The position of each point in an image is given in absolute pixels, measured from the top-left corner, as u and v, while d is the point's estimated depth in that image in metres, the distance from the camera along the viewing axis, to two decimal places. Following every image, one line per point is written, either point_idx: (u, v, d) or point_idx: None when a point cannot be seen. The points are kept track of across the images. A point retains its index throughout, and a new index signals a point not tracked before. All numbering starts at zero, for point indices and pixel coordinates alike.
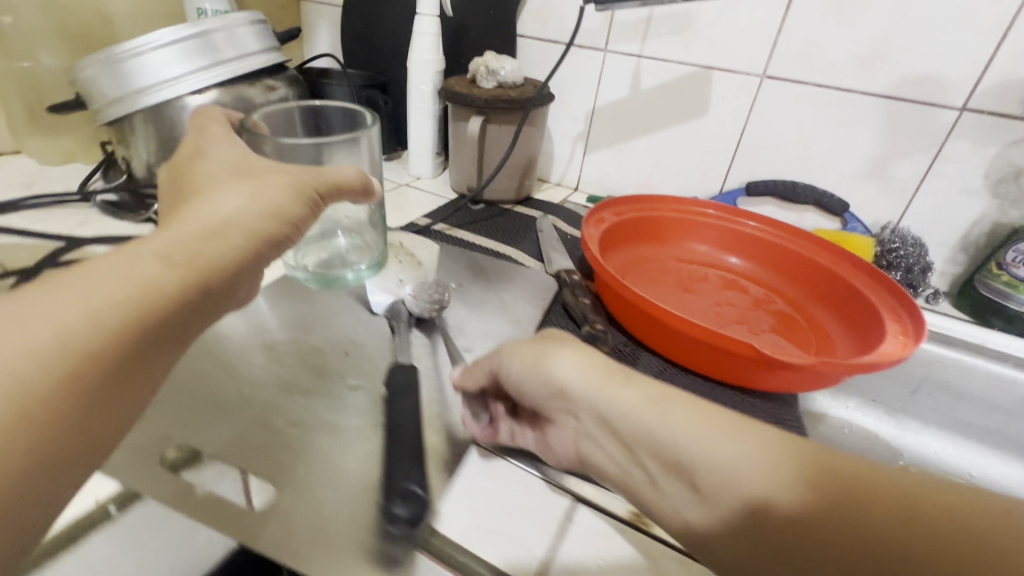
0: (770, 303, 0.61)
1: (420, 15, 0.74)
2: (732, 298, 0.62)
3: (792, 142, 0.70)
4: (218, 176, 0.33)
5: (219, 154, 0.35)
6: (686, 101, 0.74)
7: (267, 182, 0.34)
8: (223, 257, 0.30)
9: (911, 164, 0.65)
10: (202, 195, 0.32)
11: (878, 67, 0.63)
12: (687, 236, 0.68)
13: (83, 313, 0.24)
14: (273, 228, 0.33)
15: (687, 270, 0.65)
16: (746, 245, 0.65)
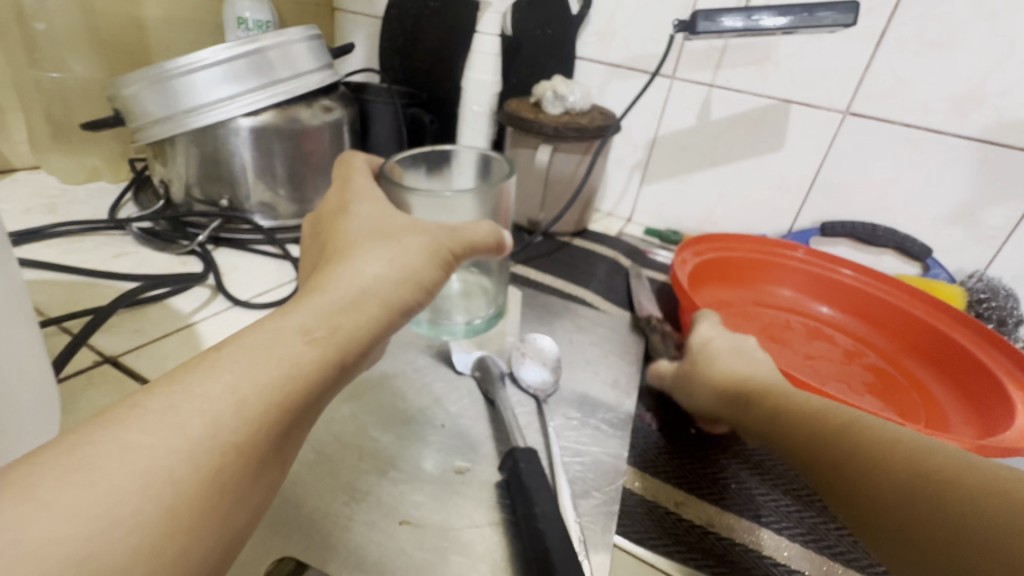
0: (860, 355, 0.57)
1: (481, 34, 0.69)
2: (821, 348, 0.57)
3: (872, 182, 0.67)
4: (359, 237, 0.28)
5: (362, 211, 0.31)
6: (759, 135, 0.71)
7: (404, 241, 0.28)
8: (366, 332, 0.25)
9: (1002, 212, 0.62)
10: (343, 260, 0.27)
11: (975, 109, 0.60)
12: (764, 279, 0.64)
13: (230, 401, 0.20)
14: (410, 298, 0.28)
15: (770, 316, 0.61)
16: (830, 290, 0.62)
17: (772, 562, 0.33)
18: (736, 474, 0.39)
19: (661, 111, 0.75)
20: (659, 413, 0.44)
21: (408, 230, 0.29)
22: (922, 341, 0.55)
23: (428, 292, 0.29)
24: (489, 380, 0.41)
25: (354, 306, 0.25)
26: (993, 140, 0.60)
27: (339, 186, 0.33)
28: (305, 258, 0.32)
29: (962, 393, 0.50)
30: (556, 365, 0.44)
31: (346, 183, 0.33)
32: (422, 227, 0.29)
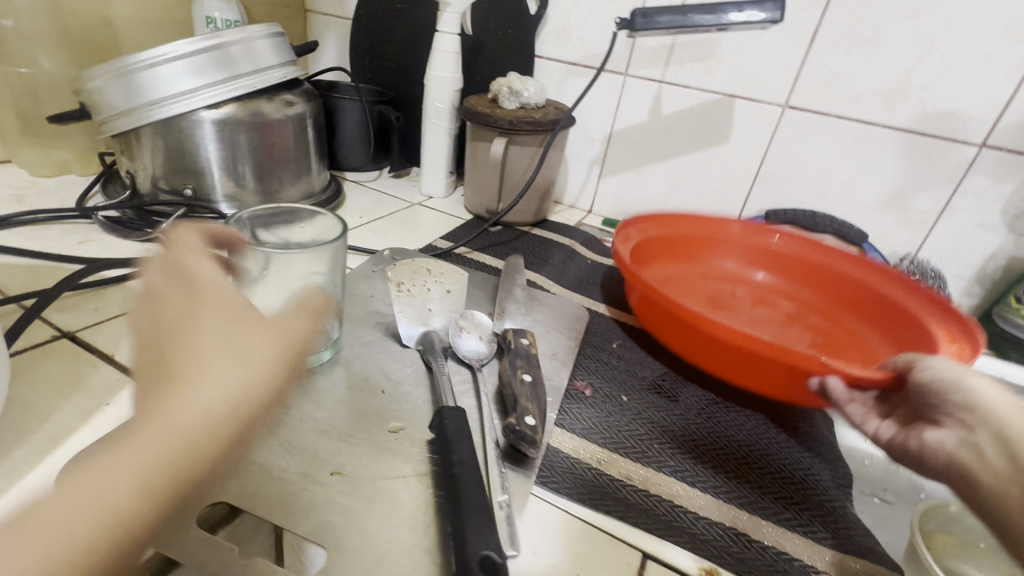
0: (802, 319, 0.60)
1: (441, 33, 0.72)
2: (767, 314, 0.60)
3: (812, 171, 0.71)
4: (197, 359, 0.25)
5: (209, 328, 0.27)
6: (707, 128, 0.74)
7: (248, 362, 0.25)
8: (210, 452, 0.22)
9: (928, 198, 0.66)
10: (177, 380, 0.24)
11: (901, 101, 0.63)
12: (713, 254, 0.68)
13: (50, 556, 0.18)
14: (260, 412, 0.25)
15: (717, 287, 0.64)
16: (776, 261, 0.66)
17: (681, 510, 0.36)
18: (657, 435, 0.43)
19: (617, 106, 0.79)
20: (593, 382, 0.47)
21: (253, 349, 0.26)
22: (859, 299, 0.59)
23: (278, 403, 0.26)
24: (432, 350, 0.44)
25: (194, 433, 0.22)
26: (918, 130, 0.64)
27: (176, 289, 0.29)
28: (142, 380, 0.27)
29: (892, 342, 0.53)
30: (492, 342, 0.46)
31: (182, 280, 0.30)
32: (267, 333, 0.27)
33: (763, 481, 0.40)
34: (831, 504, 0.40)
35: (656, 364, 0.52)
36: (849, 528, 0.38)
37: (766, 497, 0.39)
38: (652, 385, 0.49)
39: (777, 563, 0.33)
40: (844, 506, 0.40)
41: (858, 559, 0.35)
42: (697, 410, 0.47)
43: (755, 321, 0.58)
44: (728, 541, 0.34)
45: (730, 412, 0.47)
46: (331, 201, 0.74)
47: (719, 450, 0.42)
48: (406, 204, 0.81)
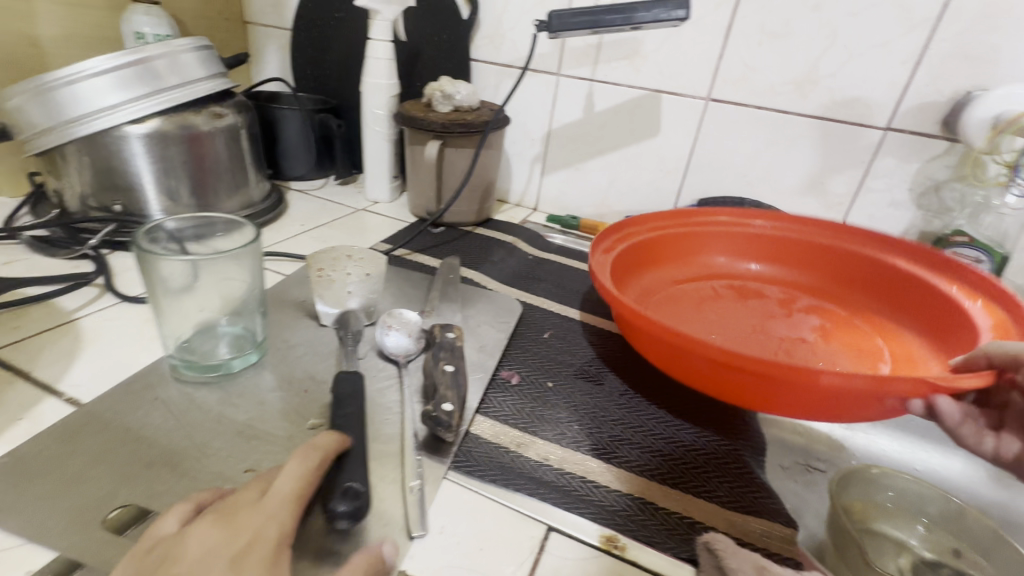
0: (798, 310, 0.61)
1: (373, 41, 0.74)
2: (762, 315, 0.59)
3: (736, 160, 0.74)
4: None
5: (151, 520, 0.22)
6: (638, 123, 0.77)
7: None
8: None
9: (843, 180, 0.70)
10: None
11: (811, 90, 0.67)
12: (685, 258, 0.65)
13: None
14: None
15: (694, 290, 0.63)
16: (763, 247, 0.65)
17: (592, 484, 0.37)
18: (580, 417, 0.44)
19: (552, 105, 0.81)
20: (522, 371, 0.49)
21: None
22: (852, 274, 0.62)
23: None
24: (345, 344, 0.46)
25: None
26: (828, 117, 0.67)
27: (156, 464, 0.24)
28: None
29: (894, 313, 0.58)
30: (420, 335, 0.47)
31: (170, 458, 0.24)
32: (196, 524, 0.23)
33: (680, 454, 0.42)
34: (741, 469, 0.42)
35: (587, 350, 0.54)
36: (757, 490, 0.40)
37: (678, 468, 0.41)
38: (579, 370, 0.51)
39: (676, 524, 0.35)
40: (754, 471, 0.42)
41: (758, 518, 0.37)
42: (621, 391, 0.49)
43: (761, 328, 0.57)
44: (633, 510, 0.36)
45: (655, 392, 0.49)
46: (270, 213, 0.74)
47: (642, 429, 0.44)
48: (350, 211, 0.82)
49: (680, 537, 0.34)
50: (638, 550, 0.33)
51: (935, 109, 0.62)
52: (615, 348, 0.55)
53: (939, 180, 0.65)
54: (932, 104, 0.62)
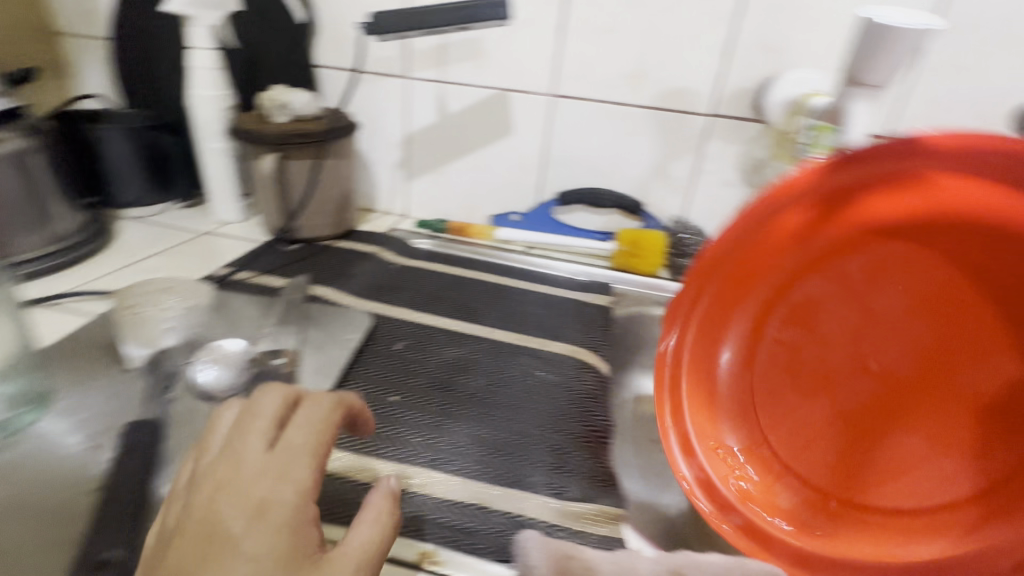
0: (868, 294, 0.38)
1: (194, 49, 0.67)
2: (850, 333, 0.39)
3: (588, 153, 0.76)
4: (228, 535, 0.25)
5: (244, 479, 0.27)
6: (491, 122, 0.77)
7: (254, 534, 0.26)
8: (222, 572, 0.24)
9: (682, 165, 0.74)
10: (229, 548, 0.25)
11: (642, 82, 0.71)
12: (721, 349, 0.42)
13: None
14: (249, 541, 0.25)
15: (756, 354, 0.42)
16: (758, 270, 0.40)
17: (421, 497, 0.37)
18: (421, 430, 0.43)
19: (407, 109, 0.80)
20: (364, 389, 0.47)
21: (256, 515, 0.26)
22: (814, 236, 0.38)
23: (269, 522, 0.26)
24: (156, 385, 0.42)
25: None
26: (661, 107, 0.71)
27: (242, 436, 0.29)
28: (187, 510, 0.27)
29: (876, 228, 0.37)
30: (246, 365, 0.44)
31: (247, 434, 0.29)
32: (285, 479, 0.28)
33: (521, 451, 0.43)
34: (581, 458, 0.44)
35: (440, 356, 0.53)
36: (594, 478, 0.42)
37: (518, 466, 0.41)
38: (429, 379, 0.50)
39: (504, 525, 0.36)
40: (595, 459, 0.44)
41: (591, 505, 0.39)
42: (471, 394, 0.48)
43: (863, 356, 0.39)
44: (458, 517, 0.36)
45: (505, 390, 0.49)
46: (93, 244, 0.67)
47: (488, 433, 0.44)
48: (195, 235, 0.75)
49: (502, 539, 0.35)
50: (455, 560, 0.33)
51: (748, 95, 0.68)
52: (470, 349, 0.55)
53: (760, 159, 0.71)
54: (744, 90, 0.68)
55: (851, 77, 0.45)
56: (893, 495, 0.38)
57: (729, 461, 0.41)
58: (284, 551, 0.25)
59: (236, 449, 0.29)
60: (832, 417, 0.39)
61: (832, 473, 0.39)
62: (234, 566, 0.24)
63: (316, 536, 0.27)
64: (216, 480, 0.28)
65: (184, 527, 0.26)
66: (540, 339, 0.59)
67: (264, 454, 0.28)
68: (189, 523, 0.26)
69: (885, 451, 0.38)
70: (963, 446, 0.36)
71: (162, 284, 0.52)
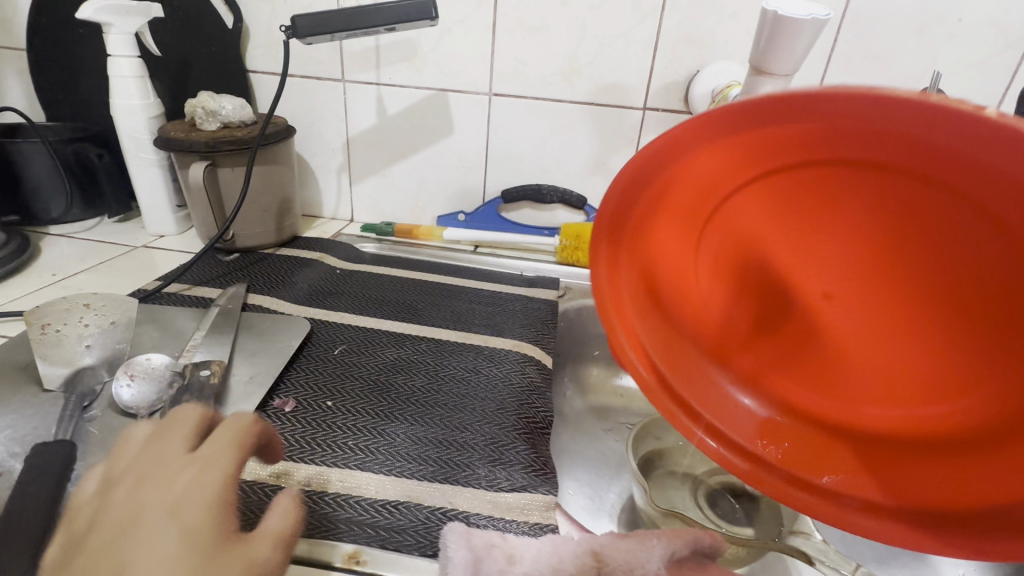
0: (804, 240, 0.35)
1: (114, 57, 0.65)
2: (813, 275, 0.36)
3: (528, 150, 0.77)
4: (139, 523, 0.26)
5: (157, 470, 0.28)
6: (432, 123, 0.77)
7: (164, 518, 0.26)
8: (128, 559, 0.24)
9: (621, 158, 0.76)
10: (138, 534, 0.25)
11: (576, 79, 0.72)
12: (707, 340, 0.40)
13: None
14: (160, 525, 0.26)
15: (740, 329, 0.40)
16: (693, 265, 0.39)
17: (352, 499, 0.37)
18: (356, 432, 0.43)
19: (345, 113, 0.79)
20: (298, 397, 0.46)
21: (166, 497, 0.27)
22: (676, 268, 0.40)
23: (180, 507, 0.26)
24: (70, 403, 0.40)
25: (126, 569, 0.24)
26: (596, 102, 0.73)
27: (159, 435, 0.30)
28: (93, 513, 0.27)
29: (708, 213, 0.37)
30: (168, 379, 0.43)
31: (163, 435, 0.30)
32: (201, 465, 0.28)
33: (458, 447, 0.43)
34: (518, 449, 0.44)
35: (380, 358, 0.53)
36: (529, 467, 0.42)
37: (453, 462, 0.41)
38: (368, 381, 0.49)
39: (432, 521, 0.36)
40: (532, 449, 0.45)
41: (522, 495, 0.39)
42: (410, 394, 0.48)
43: (808, 288, 0.37)
44: (388, 517, 0.36)
45: (445, 389, 0.49)
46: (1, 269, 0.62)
47: (424, 431, 0.44)
48: (128, 249, 0.72)
49: (432, 534, 0.35)
50: (381, 560, 0.34)
51: (677, 88, 0.70)
52: (411, 350, 0.55)
53: None
54: (673, 84, 0.70)
55: (757, 68, 0.47)
56: (922, 405, 0.33)
57: (769, 435, 0.38)
58: (207, 529, 0.26)
59: (156, 451, 0.29)
60: (839, 362, 0.37)
61: (878, 412, 0.35)
62: (159, 545, 0.25)
63: (236, 520, 0.27)
64: (136, 478, 0.28)
65: (102, 521, 0.26)
66: (483, 335, 0.59)
67: (185, 452, 0.29)
68: (108, 518, 0.26)
69: (909, 364, 0.34)
70: (950, 317, 0.31)
71: (83, 303, 0.51)
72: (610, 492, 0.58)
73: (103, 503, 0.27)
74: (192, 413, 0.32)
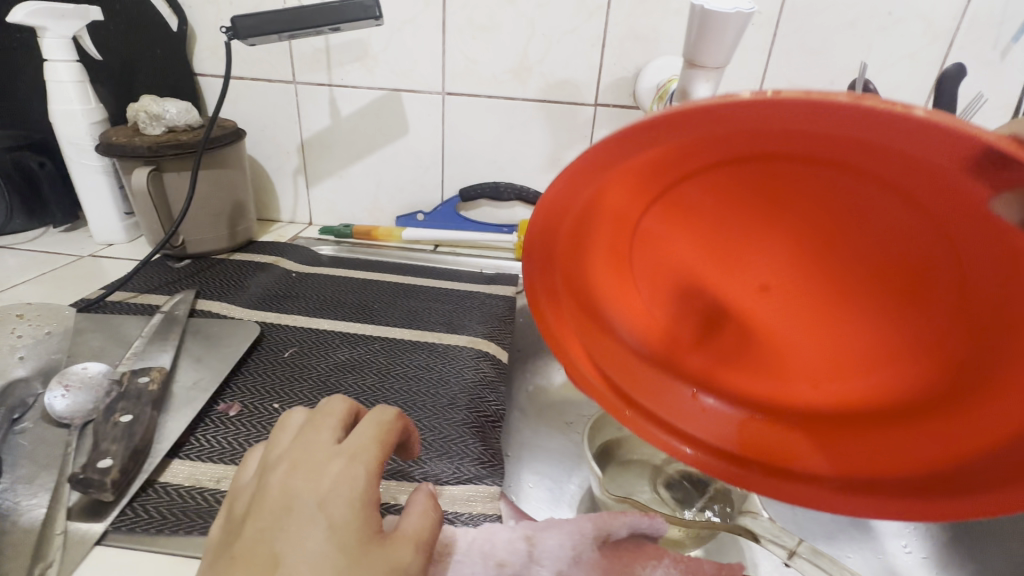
0: (722, 250, 0.33)
1: (51, 61, 0.64)
2: (740, 277, 0.33)
3: (484, 148, 0.78)
4: (295, 515, 0.26)
5: (310, 462, 0.28)
6: (387, 123, 0.77)
7: (319, 515, 0.25)
8: (280, 556, 0.24)
9: (575, 154, 0.77)
10: (290, 529, 0.25)
11: (528, 76, 0.72)
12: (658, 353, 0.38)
13: None
14: (312, 523, 0.25)
15: (684, 336, 0.38)
16: (627, 285, 0.37)
17: None
18: None
19: (299, 114, 0.78)
20: (244, 400, 0.46)
21: (319, 496, 0.26)
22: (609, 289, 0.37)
23: (332, 505, 0.26)
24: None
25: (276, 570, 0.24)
26: (548, 99, 0.74)
27: (309, 425, 0.30)
28: (251, 501, 0.27)
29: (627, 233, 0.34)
30: (105, 388, 0.42)
31: (313, 425, 0.30)
32: (351, 461, 0.28)
33: None
34: (467, 442, 0.44)
35: (330, 359, 0.52)
36: (477, 460, 0.43)
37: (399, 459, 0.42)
38: (317, 383, 0.49)
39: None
40: (481, 442, 0.45)
41: (469, 486, 0.40)
42: (360, 394, 0.48)
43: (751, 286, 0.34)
44: None
45: (396, 388, 0.49)
46: None
47: None
48: (73, 258, 0.71)
49: None
50: None
51: (626, 84, 0.71)
52: (364, 350, 0.54)
53: None
54: (622, 79, 0.71)
55: (691, 61, 0.48)
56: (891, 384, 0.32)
57: (750, 436, 0.36)
58: (352, 531, 0.25)
59: (308, 440, 0.29)
60: (783, 353, 0.35)
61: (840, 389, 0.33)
62: (310, 538, 0.25)
63: (378, 522, 0.27)
64: (290, 461, 0.28)
65: (260, 503, 0.27)
66: (438, 332, 0.59)
67: (336, 443, 0.29)
68: (265, 501, 0.27)
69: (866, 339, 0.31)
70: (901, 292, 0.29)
71: (17, 314, 0.50)
72: (570, 483, 0.59)
73: (260, 485, 0.28)
74: (339, 406, 0.32)
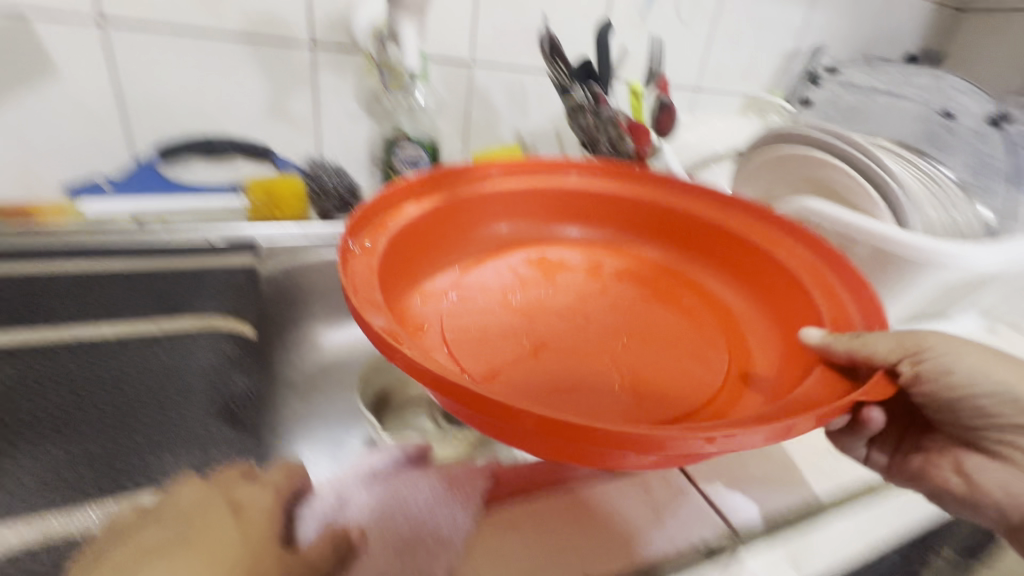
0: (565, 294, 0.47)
1: None
2: (566, 333, 0.43)
3: (178, 92, 0.64)
4: (207, 520, 0.28)
5: (231, 488, 0.31)
6: (14, 55, 0.56)
7: (230, 527, 0.28)
8: (189, 559, 0.26)
9: (299, 101, 0.70)
10: (199, 534, 0.27)
11: (219, 4, 0.61)
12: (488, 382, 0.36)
13: None
14: (224, 526, 0.28)
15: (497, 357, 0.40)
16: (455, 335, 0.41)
17: None
18: None
19: None
20: None
21: (235, 510, 0.29)
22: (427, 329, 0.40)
23: (246, 519, 0.29)
24: None
25: (180, 564, 0.25)
26: (252, 36, 0.64)
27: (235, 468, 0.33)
28: (151, 518, 0.28)
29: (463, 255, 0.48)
30: None
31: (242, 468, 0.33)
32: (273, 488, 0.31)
33: (120, 454, 0.36)
34: (211, 430, 0.39)
35: None
36: (220, 444, 0.38)
37: (111, 472, 0.35)
38: None
39: (68, 556, 0.29)
40: (229, 424, 0.40)
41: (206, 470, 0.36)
42: (47, 413, 0.38)
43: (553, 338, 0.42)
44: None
45: (105, 395, 0.40)
46: None
47: (68, 450, 0.35)
48: None
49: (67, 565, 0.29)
50: None
51: (342, 21, 0.67)
52: (43, 360, 0.42)
53: (375, 88, 0.72)
54: (337, 17, 0.66)
55: None
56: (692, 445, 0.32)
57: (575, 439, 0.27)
58: (264, 539, 0.28)
59: (228, 476, 0.32)
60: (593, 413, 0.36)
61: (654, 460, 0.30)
62: (224, 545, 0.27)
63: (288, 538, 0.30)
64: (201, 487, 0.30)
65: (162, 517, 0.28)
66: (153, 318, 0.49)
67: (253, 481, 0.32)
68: (174, 511, 0.28)
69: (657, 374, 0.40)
70: (678, 350, 0.43)
71: None
72: (351, 439, 0.58)
73: (165, 501, 0.29)
74: (233, 472, 0.32)
